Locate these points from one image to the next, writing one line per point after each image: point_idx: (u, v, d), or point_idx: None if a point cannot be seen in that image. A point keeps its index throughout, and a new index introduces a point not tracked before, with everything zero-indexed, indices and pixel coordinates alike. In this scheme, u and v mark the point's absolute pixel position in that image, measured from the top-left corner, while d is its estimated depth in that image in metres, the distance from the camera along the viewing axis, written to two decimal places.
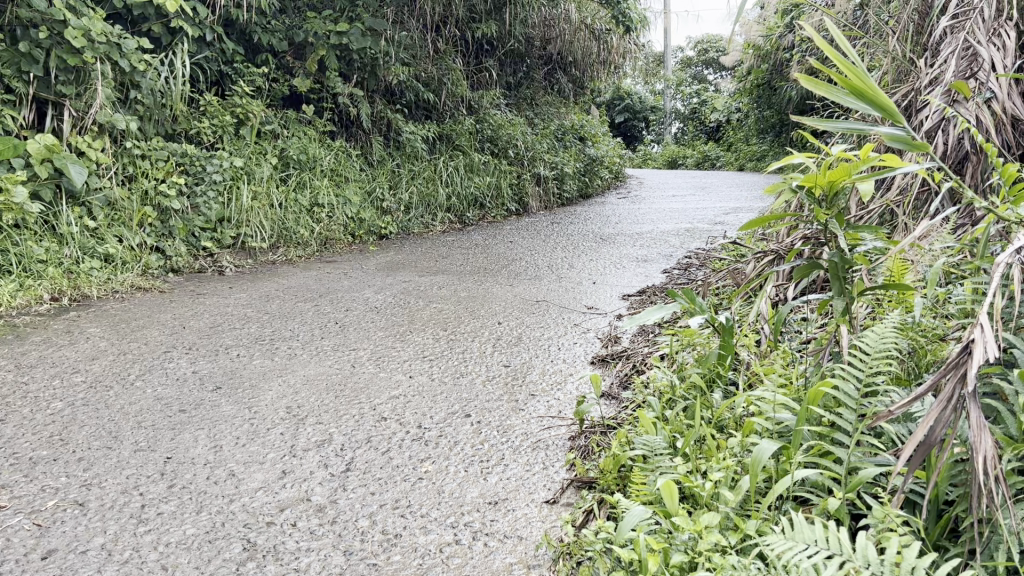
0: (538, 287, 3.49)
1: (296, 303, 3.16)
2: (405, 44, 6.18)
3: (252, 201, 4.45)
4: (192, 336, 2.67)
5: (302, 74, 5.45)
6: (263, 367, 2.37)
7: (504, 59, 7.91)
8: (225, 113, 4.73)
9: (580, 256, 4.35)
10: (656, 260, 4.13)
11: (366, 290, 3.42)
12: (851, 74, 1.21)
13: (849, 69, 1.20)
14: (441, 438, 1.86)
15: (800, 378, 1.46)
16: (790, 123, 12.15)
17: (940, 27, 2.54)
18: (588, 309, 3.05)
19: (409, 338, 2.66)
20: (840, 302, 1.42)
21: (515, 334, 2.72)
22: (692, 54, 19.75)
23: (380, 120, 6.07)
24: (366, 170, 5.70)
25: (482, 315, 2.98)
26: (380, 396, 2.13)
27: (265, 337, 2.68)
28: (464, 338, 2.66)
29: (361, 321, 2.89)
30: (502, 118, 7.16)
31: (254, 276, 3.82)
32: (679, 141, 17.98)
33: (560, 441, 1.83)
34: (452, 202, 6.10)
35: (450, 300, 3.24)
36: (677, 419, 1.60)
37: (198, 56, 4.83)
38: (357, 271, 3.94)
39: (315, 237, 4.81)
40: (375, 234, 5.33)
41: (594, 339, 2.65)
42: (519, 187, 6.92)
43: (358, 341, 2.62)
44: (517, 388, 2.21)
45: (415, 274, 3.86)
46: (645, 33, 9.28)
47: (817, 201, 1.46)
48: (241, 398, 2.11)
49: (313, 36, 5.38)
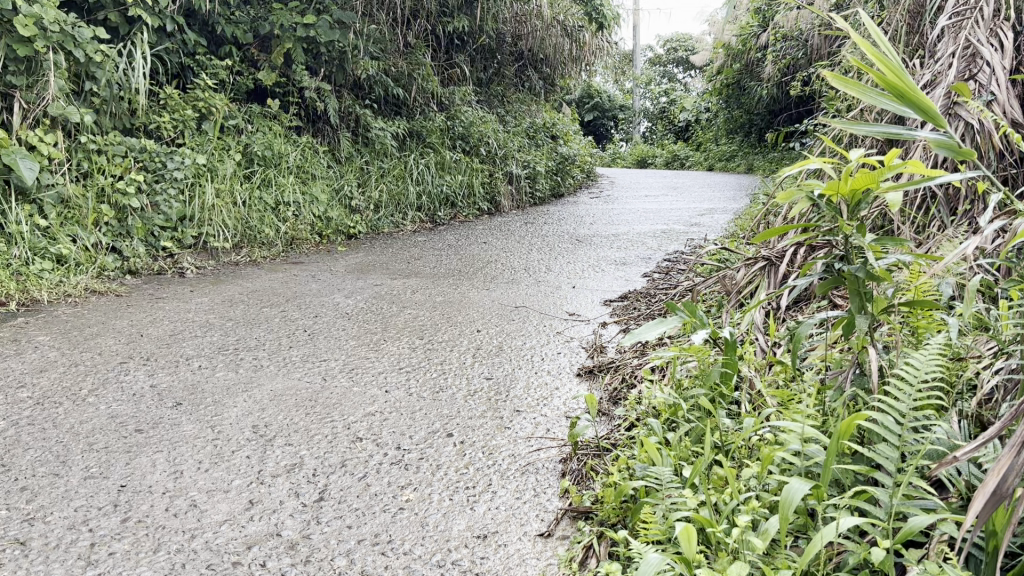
0: (516, 292, 3.36)
1: (262, 308, 3.00)
2: (374, 37, 6.02)
3: (216, 200, 4.27)
4: (150, 345, 2.50)
5: (267, 67, 5.27)
6: (227, 380, 2.21)
7: (476, 54, 7.77)
8: (186, 107, 4.53)
9: (558, 259, 4.23)
10: (635, 264, 4.02)
11: (336, 294, 3.27)
12: (889, 74, 1.09)
13: (887, 69, 1.08)
14: (422, 461, 1.73)
15: (819, 406, 1.34)
16: (759, 124, 12.17)
17: (937, 28, 2.45)
18: (570, 316, 2.93)
19: (383, 348, 2.51)
20: (863, 319, 1.31)
21: (495, 343, 2.59)
22: (661, 53, 19.76)
23: (348, 116, 5.90)
24: (333, 167, 5.53)
25: (459, 322, 2.84)
26: (354, 413, 1.99)
27: (229, 346, 2.52)
28: (442, 348, 2.52)
29: (331, 328, 2.73)
30: (474, 115, 7.02)
31: (217, 279, 3.64)
32: (648, 141, 17.96)
33: (551, 463, 1.70)
34: (423, 201, 5.94)
35: (425, 305, 3.10)
36: (682, 445, 1.48)
37: (158, 47, 4.63)
38: (326, 273, 3.78)
39: (282, 237, 4.62)
40: (344, 233, 5.15)
41: (579, 349, 2.53)
42: (491, 185, 6.79)
43: (329, 351, 2.47)
44: (501, 404, 2.07)
45: (387, 276, 3.71)
46: (617, 31, 9.20)
47: (837, 210, 1.34)
48: (204, 416, 1.95)
49: (279, 29, 5.20)
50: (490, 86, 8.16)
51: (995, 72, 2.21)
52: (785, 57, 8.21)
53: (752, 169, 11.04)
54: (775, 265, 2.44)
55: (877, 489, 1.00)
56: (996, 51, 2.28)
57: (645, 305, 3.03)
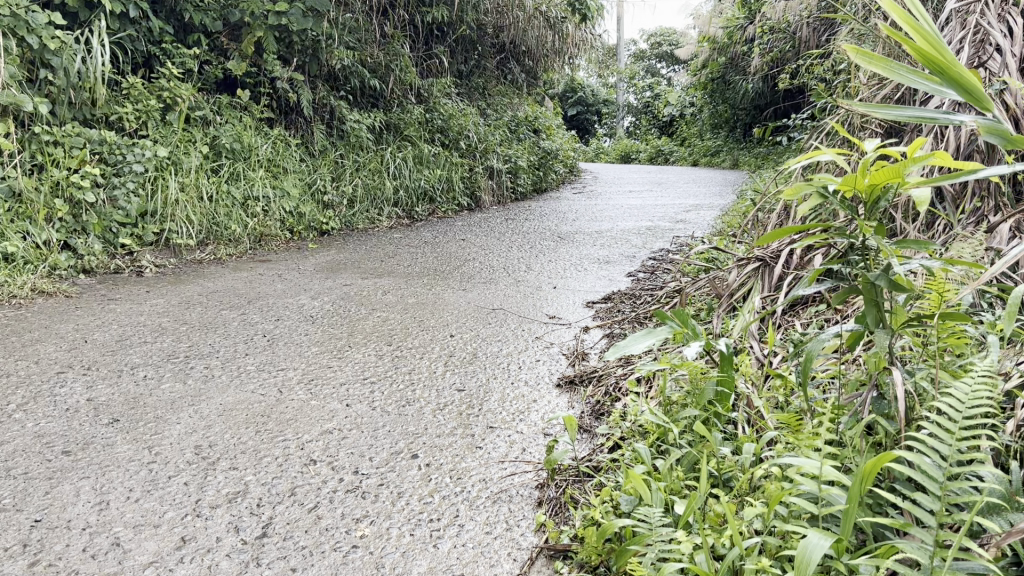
0: (494, 293, 3.18)
1: (220, 311, 2.80)
2: (350, 27, 5.82)
3: (180, 195, 4.06)
4: (92, 353, 2.30)
5: (237, 56, 5.04)
6: (173, 393, 2.01)
7: (457, 45, 7.56)
8: (150, 97, 4.31)
9: (538, 257, 4.05)
10: (619, 262, 3.85)
11: (302, 295, 3.07)
12: (917, 42, 0.94)
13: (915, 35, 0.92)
14: (382, 488, 1.54)
15: (832, 436, 1.18)
16: (744, 119, 12.04)
17: (946, 12, 2.29)
18: (550, 319, 2.76)
19: (348, 355, 2.32)
20: (882, 334, 1.15)
21: (469, 349, 2.40)
22: (645, 47, 19.61)
23: (323, 108, 5.69)
24: (306, 160, 5.32)
25: (432, 326, 2.66)
26: (310, 431, 1.80)
27: (180, 353, 2.32)
28: (412, 356, 2.34)
29: (292, 333, 2.54)
30: (454, 108, 6.82)
31: (177, 278, 3.43)
32: (632, 136, 17.80)
33: (526, 490, 1.52)
34: (400, 196, 5.74)
35: (396, 308, 2.91)
36: (673, 475, 1.31)
37: (119, 34, 4.40)
38: (293, 272, 3.58)
39: (249, 233, 4.41)
40: (315, 229, 4.94)
41: (560, 357, 2.35)
42: (472, 180, 6.60)
43: (288, 359, 2.28)
44: (473, 419, 1.89)
45: (358, 276, 3.51)
46: (601, 23, 9.02)
47: (852, 210, 1.18)
48: (141, 436, 1.75)
49: (250, 16, 5.00)
50: (471, 78, 7.95)
51: (1006, 59, 2.04)
52: (772, 50, 8.07)
53: (737, 164, 10.90)
54: (772, 269, 2.31)
55: (918, 546, 0.83)
56: (1007, 38, 2.12)
57: (630, 308, 2.86)
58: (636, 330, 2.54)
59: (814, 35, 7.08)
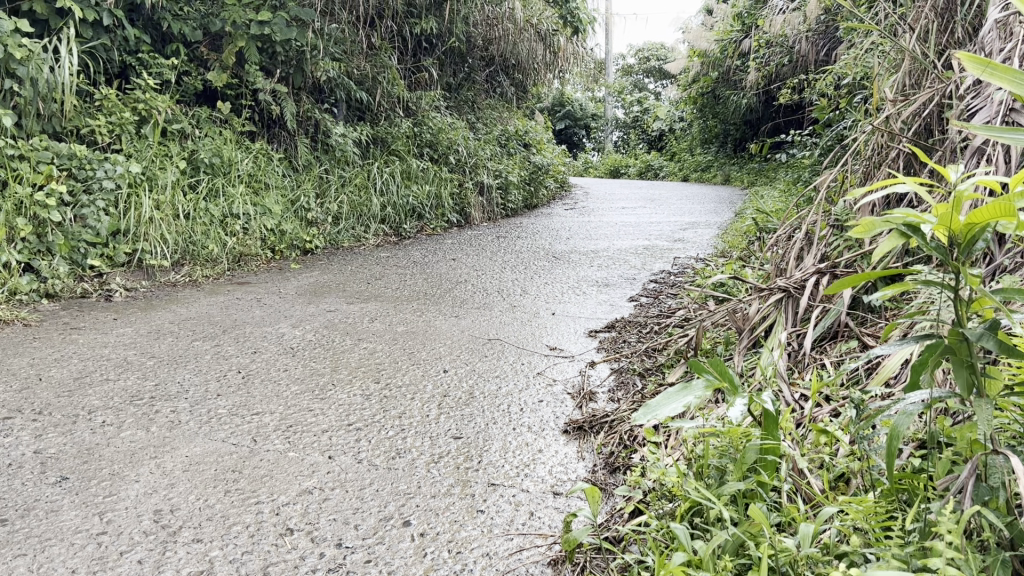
0: (488, 320, 2.97)
1: (192, 342, 2.57)
2: (336, 37, 5.62)
3: (154, 212, 3.83)
4: (46, 393, 2.06)
5: (217, 67, 4.83)
6: (133, 443, 1.78)
7: (445, 57, 7.36)
8: (124, 108, 4.08)
9: (534, 279, 3.85)
10: (619, 285, 3.65)
11: (282, 323, 2.85)
12: None
13: None
14: (369, 566, 1.33)
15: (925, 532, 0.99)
16: (734, 134, 11.91)
17: (987, 20, 2.08)
18: (551, 351, 2.55)
19: (330, 396, 2.10)
20: (985, 404, 0.96)
21: (465, 388, 2.19)
22: (633, 62, 19.52)
23: (307, 121, 5.47)
24: (289, 175, 5.11)
25: (423, 360, 2.44)
26: (287, 492, 1.58)
27: (144, 393, 2.09)
28: (401, 395, 2.12)
29: (270, 369, 2.32)
30: (443, 121, 6.63)
31: (149, 303, 3.20)
32: (620, 150, 17.70)
33: (537, 569, 1.31)
34: (388, 213, 5.53)
35: (384, 338, 2.69)
36: (722, 568, 1.10)
37: (92, 42, 4.17)
38: (273, 297, 3.36)
39: (228, 253, 4.17)
40: (299, 248, 4.71)
41: (565, 397, 2.13)
42: (461, 196, 6.40)
43: (265, 401, 2.05)
44: (472, 475, 1.68)
45: (343, 301, 3.29)
46: (593, 36, 8.88)
47: (946, 249, 0.99)
48: (93, 498, 1.52)
49: (231, 26, 4.79)
50: (460, 91, 7.77)
51: None
52: (768, 63, 7.95)
53: (728, 180, 10.79)
54: (799, 302, 2.14)
55: None
56: None
57: (636, 339, 2.66)
58: (646, 366, 2.33)
59: (811, 49, 6.96)
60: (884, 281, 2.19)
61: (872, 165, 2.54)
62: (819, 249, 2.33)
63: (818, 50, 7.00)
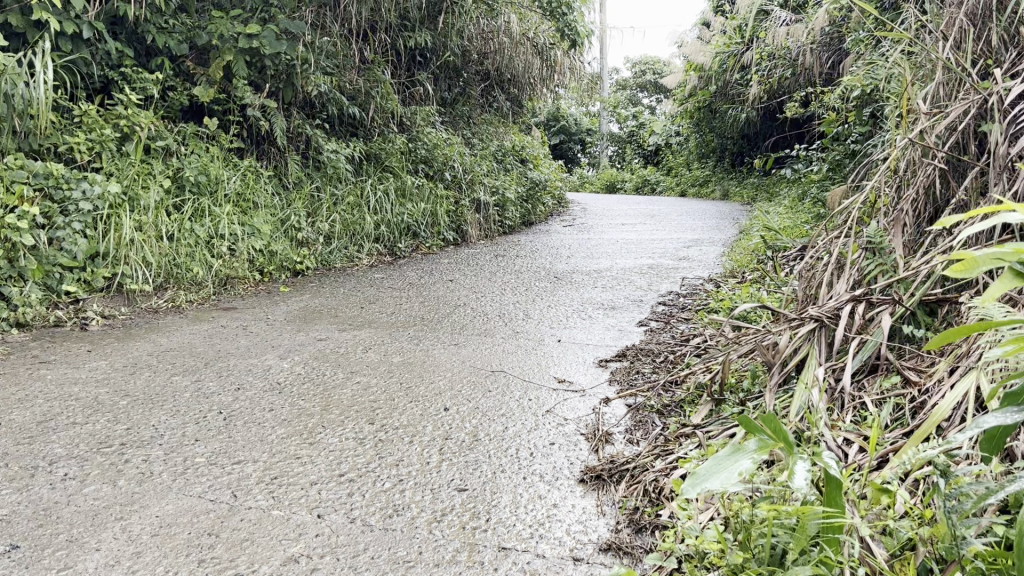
0: (491, 349, 2.78)
1: (170, 378, 2.38)
2: (327, 51, 5.45)
3: (134, 234, 3.64)
4: (4, 440, 1.86)
5: (204, 82, 4.64)
6: (96, 502, 1.58)
7: (440, 72, 7.20)
8: (105, 125, 3.89)
9: (536, 301, 3.67)
10: (626, 308, 3.47)
11: (269, 355, 2.66)
12: None
13: None
14: None
15: None
16: (732, 148, 11.79)
17: None
18: (560, 385, 2.37)
19: (320, 441, 1.91)
20: None
21: (468, 429, 2.00)
22: (628, 77, 19.45)
23: (297, 137, 5.29)
24: (279, 194, 4.92)
25: (422, 396, 2.25)
26: (269, 561, 1.38)
27: (113, 439, 1.89)
28: (398, 439, 1.92)
29: (254, 409, 2.12)
30: (439, 137, 6.46)
31: (127, 332, 3.00)
32: (616, 166, 17.58)
33: None
34: (381, 231, 5.35)
35: (379, 370, 2.49)
36: None
37: (71, 56, 3.98)
38: (260, 324, 3.15)
39: (214, 276, 3.98)
40: (289, 270, 4.52)
41: (579, 439, 1.94)
42: (457, 214, 6.22)
43: (248, 447, 1.86)
44: (480, 537, 1.48)
45: (335, 328, 3.10)
46: (590, 50, 8.73)
47: None
48: (45, 573, 1.32)
49: (218, 39, 4.61)
50: (456, 106, 7.60)
51: None
52: (770, 76, 7.83)
53: (727, 195, 10.64)
54: (832, 333, 1.98)
55: None
56: None
57: (652, 371, 2.47)
58: (665, 402, 2.15)
59: (815, 61, 6.84)
60: (922, 309, 2.03)
61: (903, 182, 2.37)
62: (850, 278, 2.15)
63: (822, 63, 6.88)
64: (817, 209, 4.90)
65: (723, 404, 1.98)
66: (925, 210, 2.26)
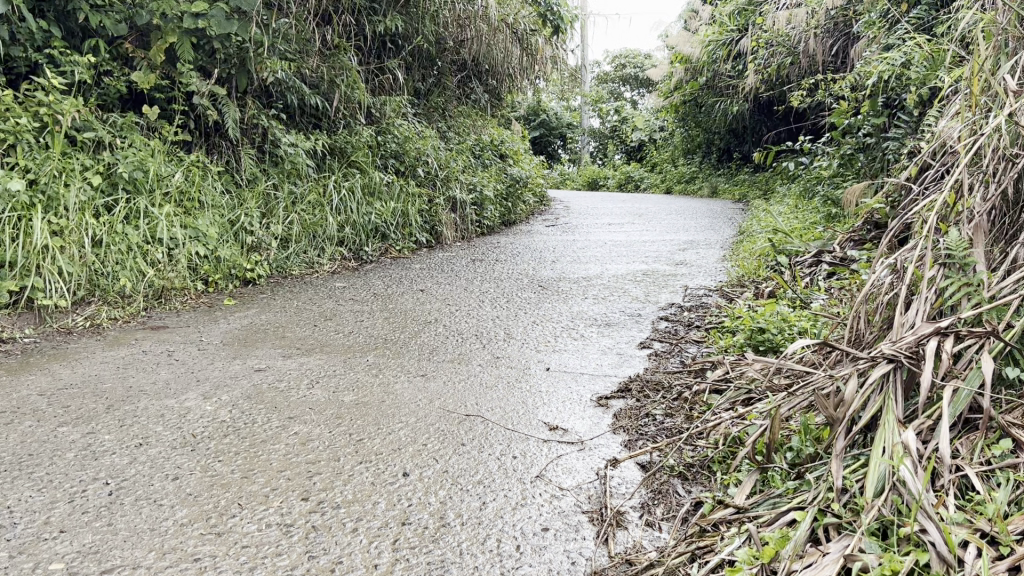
0: (465, 381, 2.29)
1: (56, 430, 1.86)
2: (285, 34, 4.90)
3: (49, 240, 3.12)
4: None
5: (143, 66, 4.09)
6: None
7: (414, 59, 6.68)
8: (21, 113, 3.33)
9: (519, 315, 3.19)
10: (624, 324, 2.99)
11: (192, 393, 2.15)
12: None
13: None
14: None
15: None
16: (718, 143, 11.43)
17: None
18: (552, 435, 1.88)
19: (231, 531, 1.40)
20: None
21: (434, 507, 1.50)
22: (609, 69, 19.09)
23: (251, 129, 4.75)
24: (230, 192, 4.40)
25: (376, 452, 1.76)
26: None
27: None
28: (337, 527, 1.42)
29: (154, 478, 1.61)
30: (410, 128, 5.95)
31: (24, 362, 2.47)
32: (596, 161, 17.23)
33: None
34: (346, 233, 4.85)
35: (325, 415, 1.99)
36: None
37: None
38: (192, 349, 2.64)
39: (148, 286, 3.47)
40: (237, 277, 4.01)
41: (582, 523, 1.45)
42: (430, 214, 5.72)
43: (131, 544, 1.35)
44: None
45: (281, 353, 2.59)
46: (572, 38, 8.26)
47: None
48: None
49: (160, 18, 4.05)
50: (430, 97, 7.09)
51: None
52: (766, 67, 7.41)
53: (715, 193, 10.28)
54: (910, 376, 1.49)
55: None
56: None
57: (664, 414, 1.99)
58: (688, 462, 1.67)
59: (817, 48, 6.43)
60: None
61: (982, 179, 1.88)
62: (926, 303, 1.66)
63: (825, 50, 6.51)
64: (827, 209, 4.47)
65: (770, 475, 1.50)
66: (1009, 215, 1.79)
